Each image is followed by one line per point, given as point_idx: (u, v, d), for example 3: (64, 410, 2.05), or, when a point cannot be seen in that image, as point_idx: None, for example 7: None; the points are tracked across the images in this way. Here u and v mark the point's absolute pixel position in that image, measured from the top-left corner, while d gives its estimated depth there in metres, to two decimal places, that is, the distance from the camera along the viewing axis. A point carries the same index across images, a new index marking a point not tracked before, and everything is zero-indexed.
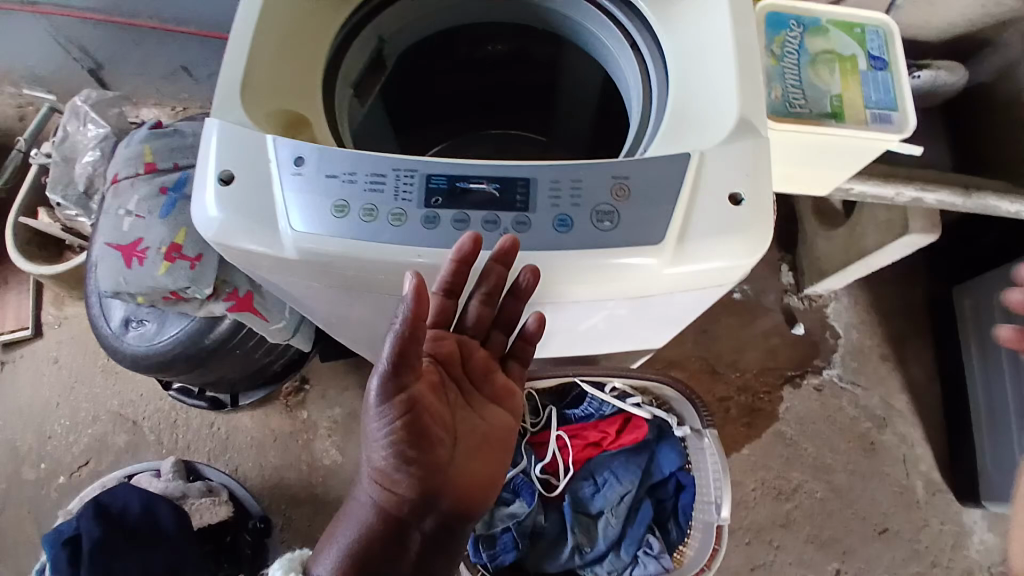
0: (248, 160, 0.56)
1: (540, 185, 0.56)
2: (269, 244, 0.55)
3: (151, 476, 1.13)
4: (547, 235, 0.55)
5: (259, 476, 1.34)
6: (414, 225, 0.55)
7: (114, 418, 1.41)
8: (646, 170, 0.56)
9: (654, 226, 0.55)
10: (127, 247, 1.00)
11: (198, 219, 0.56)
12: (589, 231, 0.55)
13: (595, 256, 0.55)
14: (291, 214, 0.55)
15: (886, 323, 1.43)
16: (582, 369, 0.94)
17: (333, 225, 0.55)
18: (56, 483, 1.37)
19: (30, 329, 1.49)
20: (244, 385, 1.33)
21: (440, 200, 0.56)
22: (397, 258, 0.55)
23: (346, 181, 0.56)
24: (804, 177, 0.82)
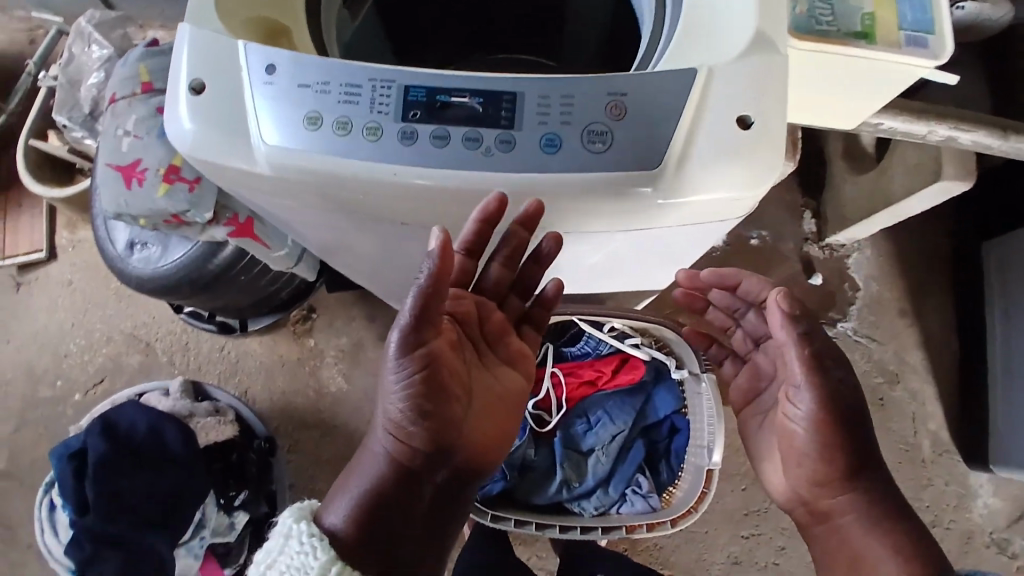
0: (219, 66, 0.53)
1: (527, 101, 0.52)
2: (245, 159, 0.52)
3: (160, 395, 1.16)
4: (532, 155, 0.52)
5: (268, 400, 1.37)
6: (392, 139, 0.52)
7: (127, 339, 1.45)
8: (644, 85, 0.51)
9: (648, 148, 0.51)
10: (126, 168, 0.97)
11: (170, 131, 0.54)
12: (579, 152, 0.51)
13: (584, 180, 0.51)
14: (265, 126, 0.52)
15: (907, 278, 1.38)
16: (578, 307, 0.91)
17: (308, 139, 0.52)
18: (72, 400, 1.43)
19: (44, 253, 1.51)
20: (253, 312, 1.34)
21: (418, 114, 0.52)
22: (376, 176, 0.52)
23: (320, 91, 0.52)
24: (829, 106, 0.76)
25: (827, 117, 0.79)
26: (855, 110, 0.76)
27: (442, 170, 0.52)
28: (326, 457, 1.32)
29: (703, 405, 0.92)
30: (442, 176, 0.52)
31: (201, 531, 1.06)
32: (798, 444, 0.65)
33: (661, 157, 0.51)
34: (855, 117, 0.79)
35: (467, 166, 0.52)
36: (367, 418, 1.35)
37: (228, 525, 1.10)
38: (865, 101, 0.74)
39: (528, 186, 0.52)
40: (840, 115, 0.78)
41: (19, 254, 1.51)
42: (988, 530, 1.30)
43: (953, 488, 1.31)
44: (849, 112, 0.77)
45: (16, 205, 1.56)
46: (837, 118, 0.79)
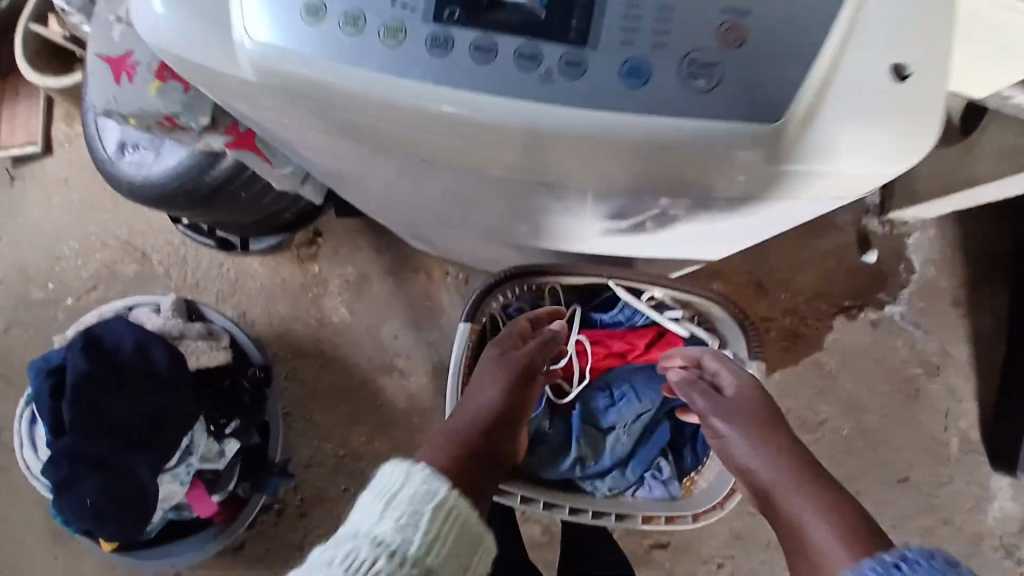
0: None
1: (611, 9, 0.40)
2: (227, 57, 0.42)
3: (151, 312, 1.09)
4: (610, 86, 0.40)
5: (267, 325, 1.29)
6: (418, 47, 0.40)
7: (123, 247, 1.37)
8: (769, 7, 0.40)
9: (742, 92, 0.41)
10: (113, 60, 0.84)
11: (139, 16, 0.43)
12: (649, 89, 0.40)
13: (650, 122, 0.41)
14: (252, 14, 0.41)
15: (968, 265, 1.26)
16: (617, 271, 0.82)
17: (307, 35, 0.41)
18: (64, 305, 1.37)
19: (38, 146, 1.40)
20: (255, 230, 1.24)
21: (457, 14, 0.40)
22: (387, 96, 0.41)
23: None
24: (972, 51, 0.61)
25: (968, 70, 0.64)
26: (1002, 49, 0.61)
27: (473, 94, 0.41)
28: (325, 390, 1.27)
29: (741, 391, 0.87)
30: (469, 103, 0.41)
31: (188, 457, 1.02)
32: (740, 451, 0.74)
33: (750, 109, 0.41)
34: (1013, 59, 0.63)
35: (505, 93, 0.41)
36: (366, 354, 1.27)
37: (217, 452, 1.05)
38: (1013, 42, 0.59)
39: (579, 128, 0.41)
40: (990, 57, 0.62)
41: (13, 145, 1.41)
42: (999, 533, 1.24)
43: (973, 489, 1.24)
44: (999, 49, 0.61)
45: (12, 91, 1.44)
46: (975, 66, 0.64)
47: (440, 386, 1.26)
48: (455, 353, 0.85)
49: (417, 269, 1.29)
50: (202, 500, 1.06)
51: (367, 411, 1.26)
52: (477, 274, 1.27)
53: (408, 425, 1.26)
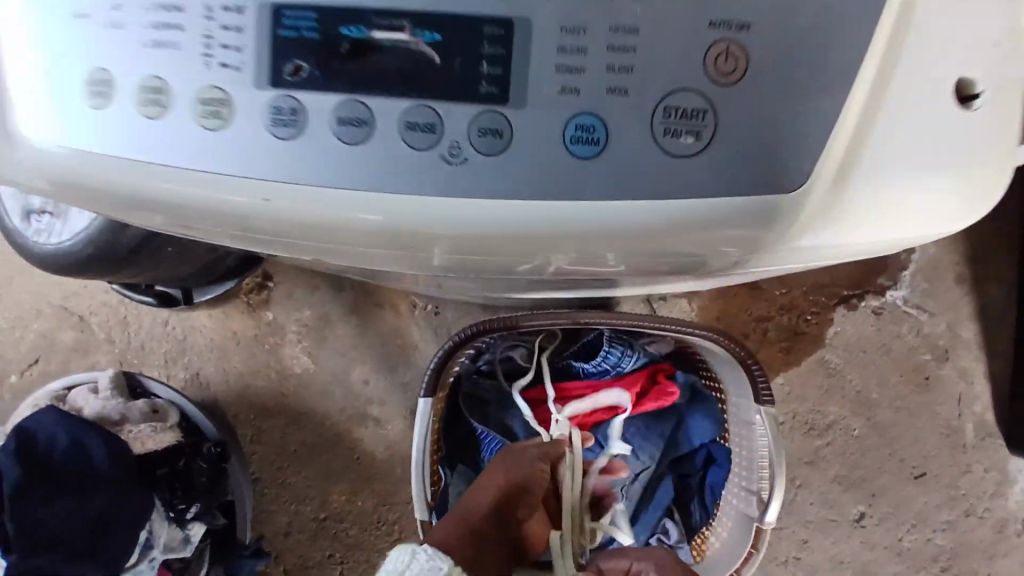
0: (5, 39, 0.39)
1: (510, 57, 0.36)
2: (21, 160, 0.40)
3: (89, 393, 0.98)
4: (510, 163, 0.37)
5: (223, 385, 1.18)
6: (213, 130, 0.38)
7: (59, 312, 1.25)
8: (679, 39, 0.36)
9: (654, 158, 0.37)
10: None
11: None
12: (459, 164, 0.37)
13: (483, 198, 0.38)
14: (44, 107, 0.39)
15: (974, 234, 1.12)
16: (605, 317, 0.79)
17: (111, 125, 0.38)
18: (9, 382, 1.26)
19: None
20: (196, 282, 1.12)
21: (310, 72, 0.37)
22: (165, 184, 0.39)
23: (151, 48, 0.38)
24: (944, 121, 0.38)
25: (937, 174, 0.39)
26: (969, 108, 0.39)
27: (265, 179, 0.38)
28: (294, 449, 1.16)
29: (753, 439, 0.85)
30: (253, 187, 0.38)
31: (149, 552, 0.90)
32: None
33: (551, 169, 0.37)
34: (1008, 140, 0.41)
35: (299, 168, 0.38)
36: (337, 404, 1.17)
37: (181, 539, 0.95)
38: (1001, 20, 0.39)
39: (393, 212, 0.38)
40: (972, 164, 0.39)
41: None
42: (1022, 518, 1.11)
43: (991, 475, 1.11)
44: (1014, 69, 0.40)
45: None
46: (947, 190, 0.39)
47: None
48: (418, 429, 0.80)
49: (381, 304, 1.17)
50: None
51: (344, 468, 1.15)
52: (448, 303, 1.16)
53: (390, 476, 1.15)
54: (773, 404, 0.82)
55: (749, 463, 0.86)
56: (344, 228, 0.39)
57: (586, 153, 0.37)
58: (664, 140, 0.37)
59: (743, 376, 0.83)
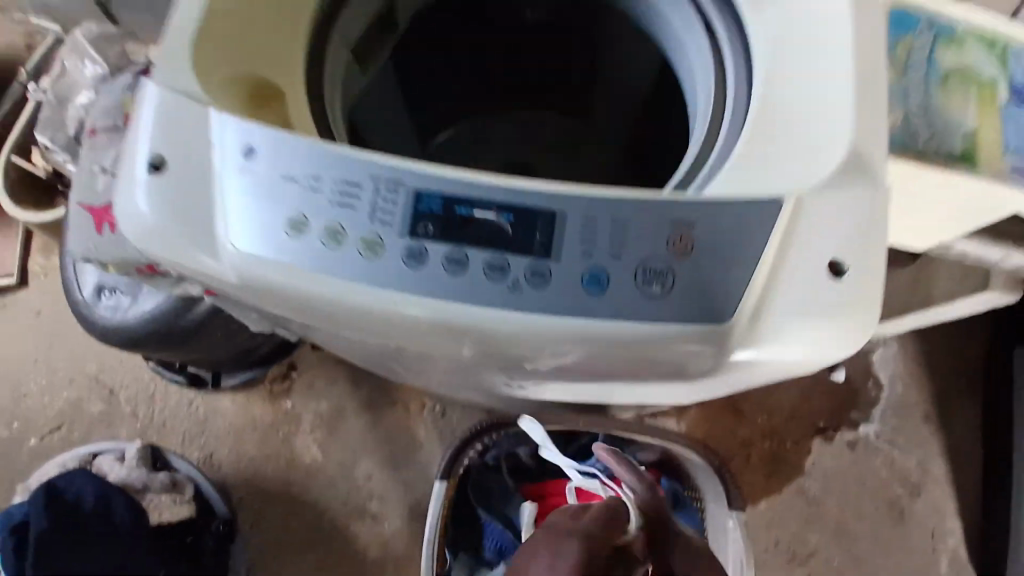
0: (188, 151, 0.47)
1: (572, 225, 0.47)
2: (210, 258, 0.47)
3: (114, 460, 1.04)
4: (573, 296, 0.47)
5: (234, 468, 1.24)
6: (358, 255, 0.46)
7: (91, 383, 1.34)
8: (713, 218, 0.47)
9: (693, 304, 0.47)
10: (98, 210, 0.92)
11: (122, 213, 0.48)
12: (521, 294, 0.47)
13: (551, 322, 0.46)
14: (233, 219, 0.47)
15: (936, 378, 1.24)
16: (603, 421, 0.91)
17: (288, 246, 0.46)
18: (26, 446, 1.32)
19: (15, 278, 1.42)
20: (228, 366, 1.23)
21: (430, 229, 0.47)
22: (310, 290, 0.47)
23: (310, 189, 0.47)
24: (814, 287, 0.47)
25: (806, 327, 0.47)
26: (835, 278, 0.47)
27: (394, 295, 0.46)
28: (292, 537, 1.19)
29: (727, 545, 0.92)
30: (381, 301, 0.47)
31: None
32: None
33: (613, 304, 0.47)
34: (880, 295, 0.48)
35: (414, 288, 0.46)
36: (340, 495, 1.22)
37: None
38: (868, 206, 0.48)
39: (487, 326, 0.47)
40: (839, 315, 0.47)
41: None
42: None
43: None
44: (885, 240, 0.48)
45: None
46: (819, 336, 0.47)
47: (417, 529, 1.20)
48: (433, 509, 0.89)
49: (394, 401, 1.26)
50: None
51: (338, 561, 1.18)
52: (455, 405, 1.26)
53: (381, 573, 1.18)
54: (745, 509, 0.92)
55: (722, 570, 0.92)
56: (437, 335, 0.48)
57: (596, 292, 0.47)
58: (645, 287, 0.47)
59: (719, 483, 0.93)
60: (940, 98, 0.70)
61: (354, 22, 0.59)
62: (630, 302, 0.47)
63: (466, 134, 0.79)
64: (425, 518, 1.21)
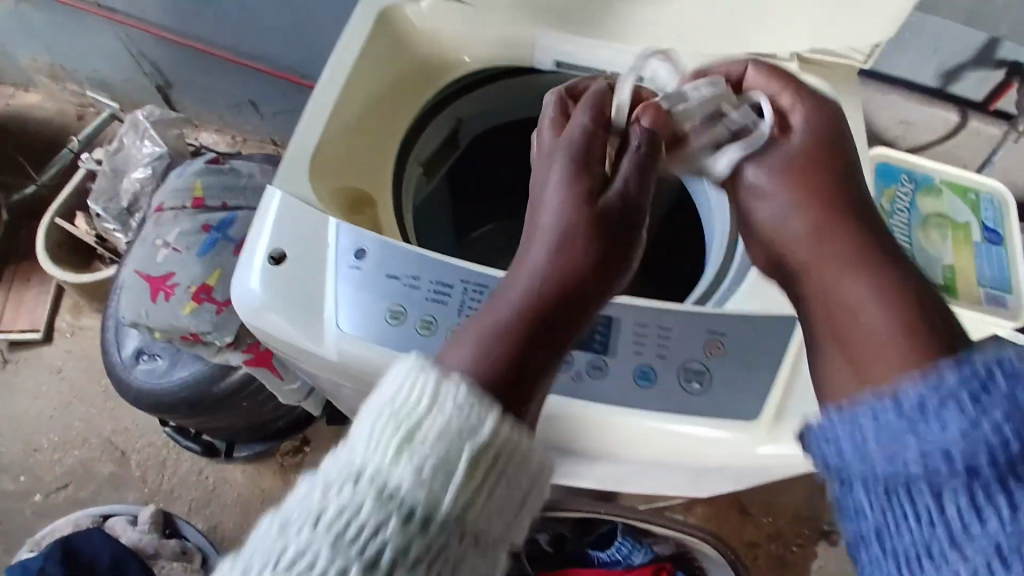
0: (305, 245, 0.56)
1: (624, 327, 0.55)
2: (313, 340, 0.53)
3: (126, 523, 1.04)
4: (627, 387, 0.54)
5: (238, 540, 1.25)
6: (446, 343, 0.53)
7: (103, 445, 1.35)
8: (745, 329, 0.55)
9: (734, 400, 0.54)
10: (155, 280, 0.99)
11: (238, 293, 0.55)
12: (580, 385, 0.54)
13: (608, 409, 0.53)
14: (339, 305, 0.54)
15: None
16: (621, 510, 0.92)
17: (385, 331, 0.53)
18: (31, 501, 1.32)
19: (41, 333, 1.47)
20: (245, 436, 1.25)
21: None
22: None
23: (407, 284, 0.54)
24: None
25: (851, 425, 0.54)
26: None
27: None
28: None
29: None
30: None
31: None
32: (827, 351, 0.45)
33: (664, 398, 0.53)
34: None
35: None
36: None
37: None
38: None
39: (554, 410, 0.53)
40: None
41: (14, 330, 1.47)
42: None
43: None
44: None
45: (25, 281, 1.53)
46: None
47: None
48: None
49: None
50: None
51: None
52: None
53: None
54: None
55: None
56: None
57: (647, 385, 0.54)
58: (692, 385, 0.53)
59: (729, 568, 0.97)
60: (923, 236, 0.80)
61: (428, 142, 0.71)
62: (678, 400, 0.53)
63: (499, 232, 0.87)
64: None
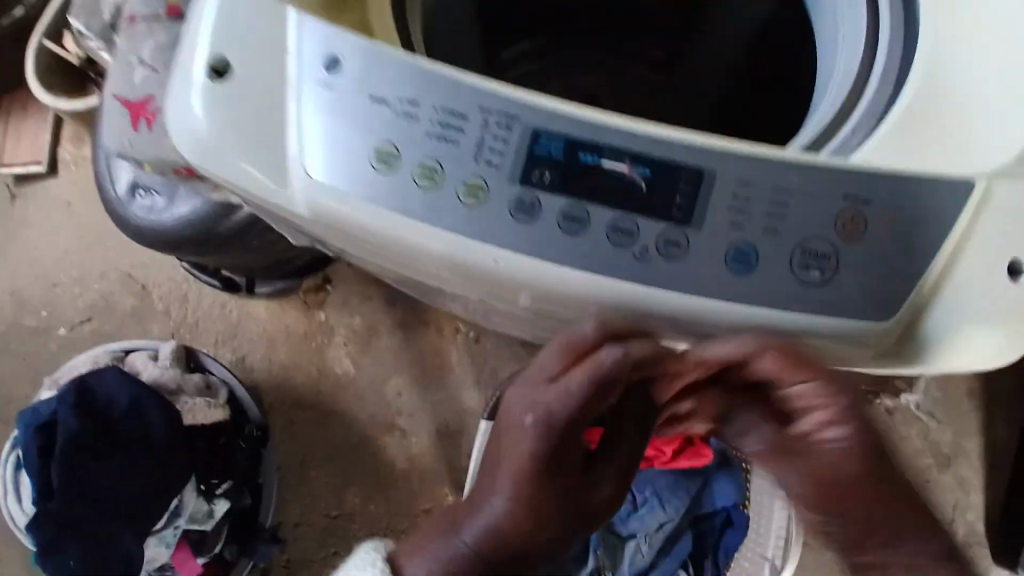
0: (259, 63, 0.46)
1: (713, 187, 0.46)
2: (279, 186, 0.46)
3: (148, 359, 1.04)
4: (695, 264, 0.47)
5: (265, 373, 1.24)
6: (444, 194, 0.46)
7: (122, 279, 1.33)
8: (908, 212, 0.47)
9: (864, 292, 0.48)
10: (135, 105, 0.86)
11: (178, 123, 0.47)
12: (649, 267, 0.46)
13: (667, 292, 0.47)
14: (309, 147, 0.46)
15: None
16: None
17: (364, 174, 0.46)
18: (56, 335, 1.33)
19: (44, 166, 1.38)
20: (265, 274, 1.19)
21: (547, 173, 0.46)
22: (390, 226, 0.46)
23: (401, 116, 0.45)
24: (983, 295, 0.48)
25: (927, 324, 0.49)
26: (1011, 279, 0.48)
27: (477, 242, 0.46)
28: (320, 444, 1.22)
29: (772, 509, 0.91)
30: (468, 246, 0.46)
31: (176, 519, 0.96)
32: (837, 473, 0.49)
33: (722, 274, 0.47)
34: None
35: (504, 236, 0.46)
36: (368, 410, 1.23)
37: (206, 513, 0.99)
38: None
39: (597, 288, 0.47)
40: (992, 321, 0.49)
41: (17, 162, 1.38)
42: None
43: None
44: None
45: (20, 107, 1.42)
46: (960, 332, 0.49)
47: (442, 448, 1.21)
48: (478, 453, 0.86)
49: (426, 324, 1.24)
50: (187, 563, 1.01)
51: (364, 470, 1.21)
52: (489, 333, 1.24)
53: (406, 485, 1.21)
54: (795, 489, 0.89)
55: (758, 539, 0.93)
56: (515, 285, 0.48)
57: (739, 271, 0.47)
58: (801, 271, 0.47)
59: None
60: None
61: None
62: (684, 272, 0.47)
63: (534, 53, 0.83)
64: (450, 439, 1.22)
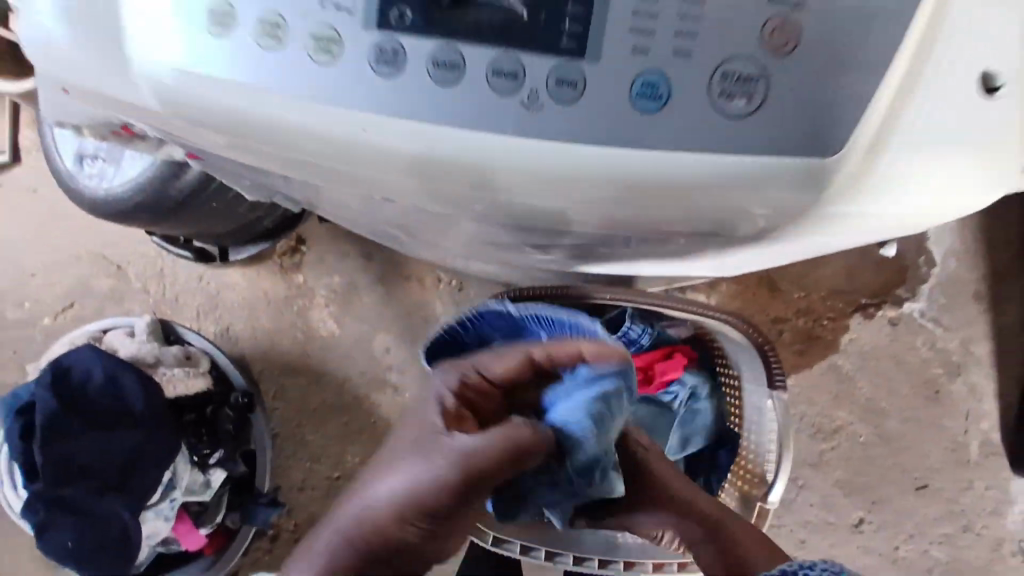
0: None
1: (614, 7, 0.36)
2: (132, 80, 0.40)
3: (124, 335, 1.02)
4: (615, 107, 0.37)
5: (252, 342, 1.22)
6: (290, 58, 0.38)
7: (97, 261, 1.29)
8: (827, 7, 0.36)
9: (793, 109, 0.37)
10: None
11: (24, 29, 0.41)
12: (544, 110, 0.38)
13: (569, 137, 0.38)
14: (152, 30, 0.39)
15: (996, 253, 1.13)
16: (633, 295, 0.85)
17: (207, 45, 0.39)
18: (41, 325, 1.30)
19: (6, 155, 1.32)
20: (233, 240, 1.15)
21: (411, 16, 0.37)
22: (254, 108, 0.39)
23: None
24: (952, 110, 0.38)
25: (874, 179, 0.38)
26: (988, 94, 0.38)
27: (336, 106, 0.39)
28: (314, 408, 1.20)
29: (761, 419, 0.92)
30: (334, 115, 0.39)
31: (171, 492, 0.95)
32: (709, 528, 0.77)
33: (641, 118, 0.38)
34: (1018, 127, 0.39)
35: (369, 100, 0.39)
36: (358, 369, 1.21)
37: (202, 483, 0.99)
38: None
39: (484, 148, 0.39)
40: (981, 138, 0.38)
41: None
42: (1019, 537, 1.11)
43: (993, 494, 1.11)
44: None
45: None
46: (905, 161, 0.38)
47: None
48: None
49: (405, 275, 1.21)
50: (189, 535, 1.01)
51: (361, 429, 1.20)
52: (472, 280, 1.19)
53: None
54: (786, 389, 0.89)
55: (758, 445, 0.93)
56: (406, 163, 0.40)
57: (647, 106, 0.37)
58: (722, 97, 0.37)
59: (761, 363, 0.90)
60: None
61: None
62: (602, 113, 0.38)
63: None
64: None
